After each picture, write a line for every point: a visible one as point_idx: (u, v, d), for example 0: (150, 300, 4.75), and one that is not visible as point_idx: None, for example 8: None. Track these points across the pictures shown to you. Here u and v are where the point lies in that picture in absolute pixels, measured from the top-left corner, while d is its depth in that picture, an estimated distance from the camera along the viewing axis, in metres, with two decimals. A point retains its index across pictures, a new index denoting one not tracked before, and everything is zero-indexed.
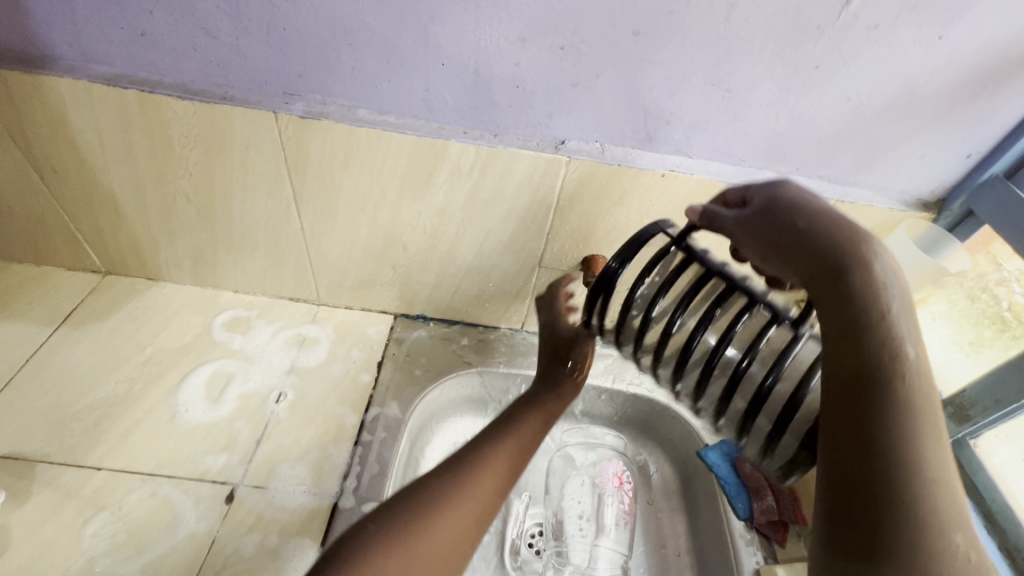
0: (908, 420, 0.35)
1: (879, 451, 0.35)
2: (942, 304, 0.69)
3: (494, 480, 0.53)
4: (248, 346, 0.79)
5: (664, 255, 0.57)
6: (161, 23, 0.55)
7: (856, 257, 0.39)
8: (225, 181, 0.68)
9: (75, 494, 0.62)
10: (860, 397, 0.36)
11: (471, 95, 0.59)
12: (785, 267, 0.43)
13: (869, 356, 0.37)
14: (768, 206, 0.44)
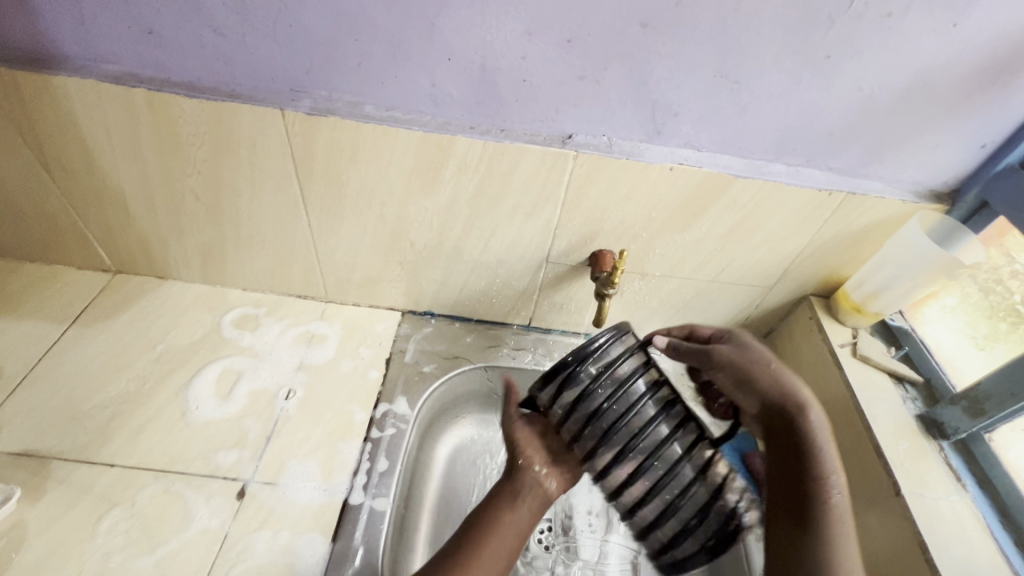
0: (833, 525, 0.50)
1: (814, 549, 0.49)
2: (950, 298, 0.71)
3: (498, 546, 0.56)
4: (257, 343, 0.79)
5: (611, 349, 0.55)
6: (167, 20, 0.55)
7: (799, 399, 0.55)
8: (233, 180, 0.69)
9: (89, 490, 0.62)
10: (798, 505, 0.51)
11: (477, 90, 0.59)
12: (749, 398, 0.57)
13: (802, 473, 0.52)
14: (742, 346, 0.58)
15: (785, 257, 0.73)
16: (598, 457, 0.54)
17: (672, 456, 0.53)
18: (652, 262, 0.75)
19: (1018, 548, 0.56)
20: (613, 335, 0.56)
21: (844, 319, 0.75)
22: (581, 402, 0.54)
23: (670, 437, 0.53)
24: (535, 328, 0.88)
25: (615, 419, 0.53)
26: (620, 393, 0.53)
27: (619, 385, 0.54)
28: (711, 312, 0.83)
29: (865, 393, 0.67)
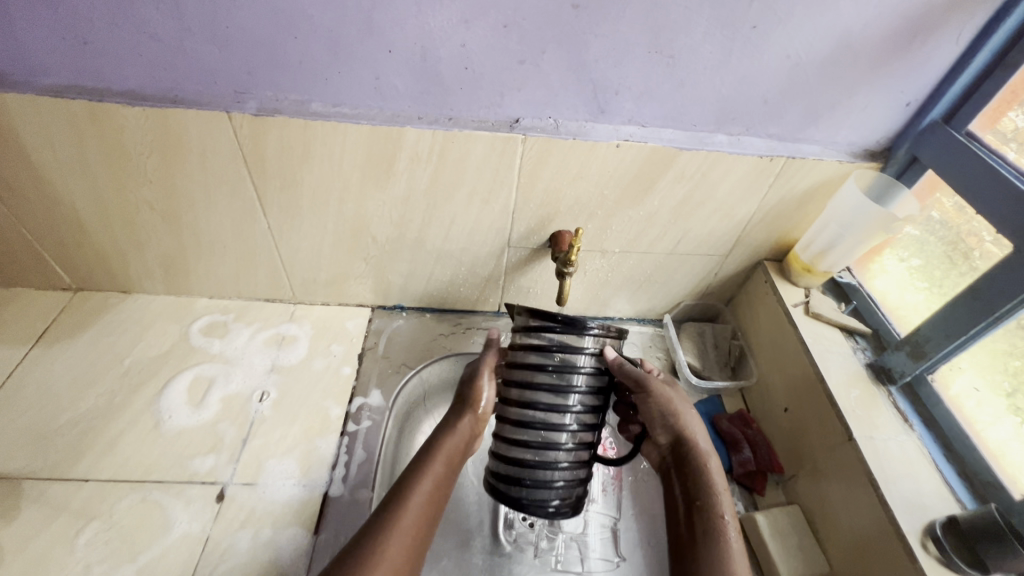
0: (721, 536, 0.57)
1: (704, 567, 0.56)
2: (918, 259, 0.70)
3: (432, 489, 0.60)
4: (228, 349, 0.79)
5: (595, 343, 0.60)
6: (102, 28, 0.54)
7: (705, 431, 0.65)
8: (187, 188, 0.69)
9: (64, 507, 0.62)
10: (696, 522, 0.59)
11: (421, 80, 0.59)
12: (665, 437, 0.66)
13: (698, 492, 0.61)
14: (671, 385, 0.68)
15: (736, 225, 0.76)
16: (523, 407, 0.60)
17: (563, 431, 0.60)
18: (610, 239, 0.77)
19: (962, 478, 0.59)
20: (599, 338, 0.60)
21: (797, 280, 0.78)
22: (531, 358, 0.60)
23: (569, 422, 0.60)
24: (506, 314, 0.91)
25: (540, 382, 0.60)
26: (572, 360, 0.59)
27: (571, 355, 0.59)
28: (672, 284, 0.85)
29: (818, 348, 0.70)
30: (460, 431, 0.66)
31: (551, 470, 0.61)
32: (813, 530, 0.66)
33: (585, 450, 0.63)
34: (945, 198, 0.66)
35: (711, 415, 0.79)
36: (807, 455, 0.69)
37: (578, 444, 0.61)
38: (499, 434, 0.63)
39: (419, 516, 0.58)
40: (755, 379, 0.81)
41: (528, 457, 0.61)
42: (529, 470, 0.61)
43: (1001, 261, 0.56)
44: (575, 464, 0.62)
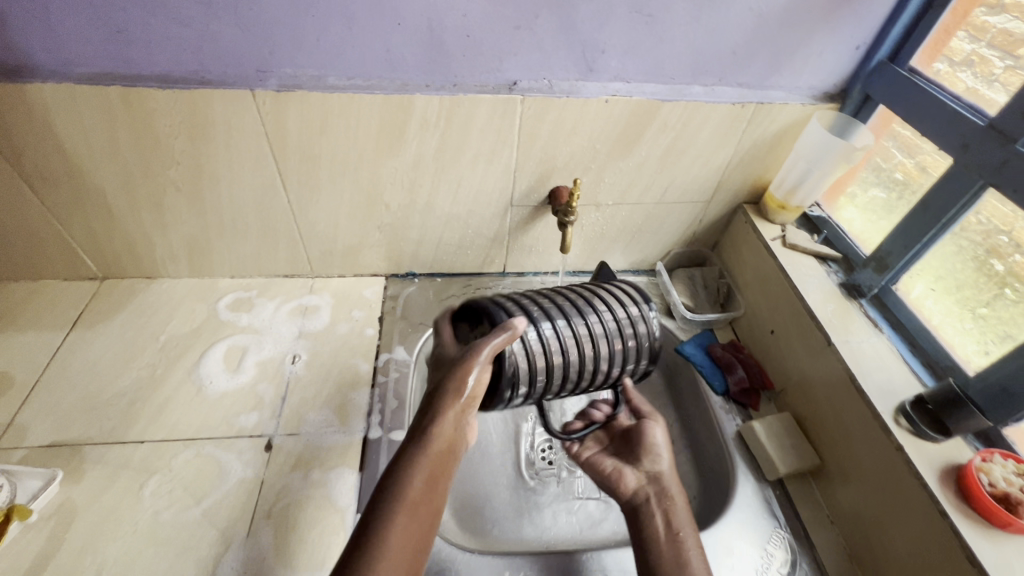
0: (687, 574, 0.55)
1: None
2: (884, 214, 0.78)
3: (428, 506, 0.49)
4: (256, 321, 0.85)
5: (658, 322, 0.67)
6: (134, 17, 0.59)
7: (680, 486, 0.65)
8: (211, 167, 0.74)
9: (125, 465, 0.67)
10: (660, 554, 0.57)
11: (428, 50, 0.66)
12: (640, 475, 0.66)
13: (669, 523, 0.60)
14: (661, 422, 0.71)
15: (715, 171, 0.84)
16: (564, 297, 0.67)
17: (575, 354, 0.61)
18: (604, 191, 0.84)
19: (927, 368, 0.68)
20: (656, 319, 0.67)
21: (774, 217, 0.87)
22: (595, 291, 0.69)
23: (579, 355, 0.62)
24: (510, 274, 0.98)
25: (590, 297, 0.67)
26: (621, 304, 0.66)
27: (628, 301, 0.67)
28: (661, 233, 0.93)
29: (796, 273, 0.79)
30: (452, 417, 0.54)
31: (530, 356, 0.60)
32: (805, 433, 0.75)
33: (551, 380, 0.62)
34: (906, 159, 0.73)
35: (706, 346, 0.87)
36: (794, 368, 0.77)
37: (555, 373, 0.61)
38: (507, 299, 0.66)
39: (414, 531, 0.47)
40: (742, 310, 0.90)
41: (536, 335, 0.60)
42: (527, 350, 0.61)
43: (944, 174, 0.65)
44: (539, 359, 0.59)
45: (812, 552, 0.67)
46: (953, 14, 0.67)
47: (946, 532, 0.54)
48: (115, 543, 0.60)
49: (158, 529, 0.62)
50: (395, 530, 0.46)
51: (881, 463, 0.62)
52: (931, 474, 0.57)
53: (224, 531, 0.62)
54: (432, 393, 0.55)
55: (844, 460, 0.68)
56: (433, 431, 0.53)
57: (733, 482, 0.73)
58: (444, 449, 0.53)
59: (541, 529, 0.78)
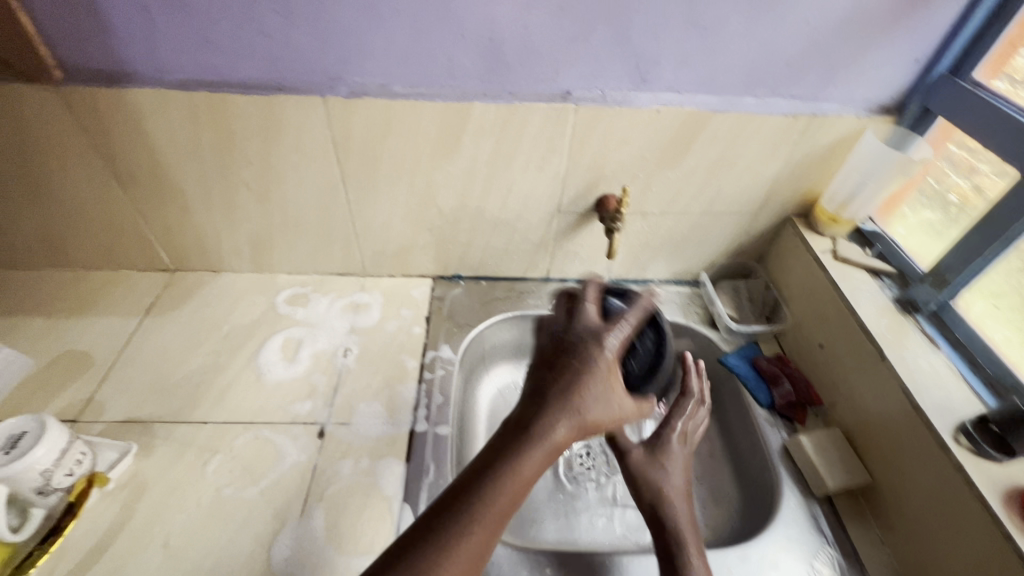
0: None
1: None
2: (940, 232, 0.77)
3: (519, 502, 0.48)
4: (311, 315, 0.89)
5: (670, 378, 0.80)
6: (224, 29, 0.65)
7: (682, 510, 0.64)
8: (280, 168, 0.79)
9: (190, 443, 0.71)
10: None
11: (488, 60, 0.69)
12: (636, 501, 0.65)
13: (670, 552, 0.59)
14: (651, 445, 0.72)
15: (765, 184, 0.84)
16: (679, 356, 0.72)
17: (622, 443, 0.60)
18: (651, 200, 0.85)
19: (989, 388, 0.66)
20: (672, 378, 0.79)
21: (823, 230, 0.86)
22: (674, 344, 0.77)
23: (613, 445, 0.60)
24: (553, 279, 0.99)
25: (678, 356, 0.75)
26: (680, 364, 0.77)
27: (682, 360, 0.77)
28: (706, 243, 0.93)
29: (848, 286, 0.78)
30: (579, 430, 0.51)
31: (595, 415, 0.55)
32: (855, 449, 0.73)
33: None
34: (963, 181, 0.74)
35: (751, 358, 0.86)
36: (843, 383, 0.76)
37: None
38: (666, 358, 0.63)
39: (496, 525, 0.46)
40: (789, 325, 0.88)
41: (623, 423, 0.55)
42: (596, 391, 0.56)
43: (1009, 188, 0.64)
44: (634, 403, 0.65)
45: (861, 570, 0.65)
46: (1020, 26, 0.66)
47: (1008, 556, 0.52)
48: (181, 515, 0.64)
49: (220, 504, 0.66)
50: (496, 511, 0.46)
51: (935, 481, 0.61)
52: (993, 496, 0.55)
53: (279, 510, 0.66)
54: (576, 395, 0.50)
55: (896, 477, 0.66)
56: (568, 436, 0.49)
57: (778, 495, 0.72)
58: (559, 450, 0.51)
59: (579, 532, 0.78)
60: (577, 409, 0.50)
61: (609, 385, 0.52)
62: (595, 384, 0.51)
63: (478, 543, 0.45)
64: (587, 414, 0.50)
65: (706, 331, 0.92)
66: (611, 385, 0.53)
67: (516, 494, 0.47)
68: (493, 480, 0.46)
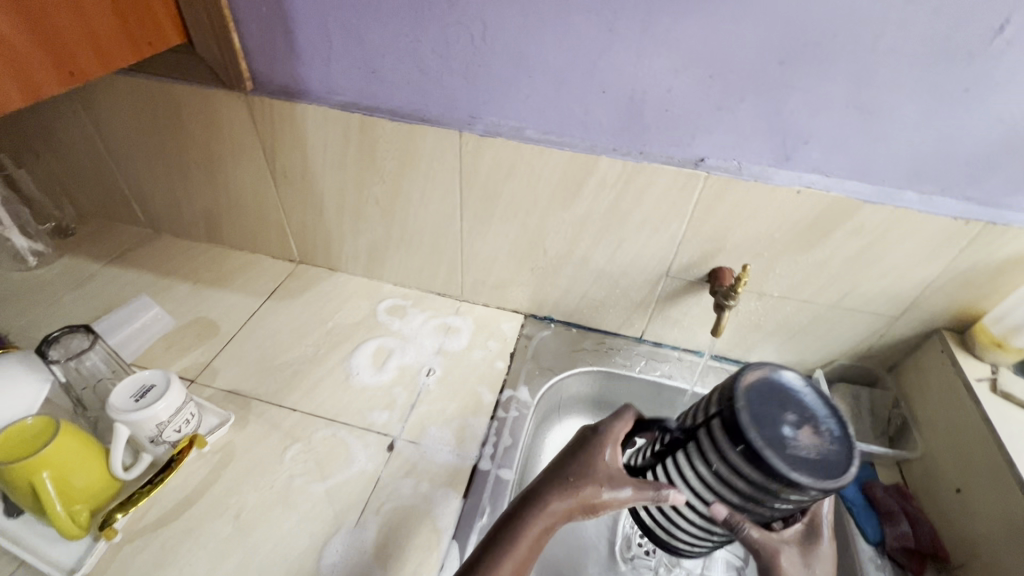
0: None
1: None
2: None
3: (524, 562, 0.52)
4: (405, 328, 0.93)
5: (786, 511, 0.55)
6: (388, 62, 0.72)
7: None
8: (408, 189, 0.84)
9: (277, 426, 0.77)
10: None
11: (624, 118, 0.69)
12: None
13: None
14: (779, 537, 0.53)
15: (912, 288, 0.74)
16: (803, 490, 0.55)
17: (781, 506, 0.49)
18: (771, 282, 0.79)
19: None
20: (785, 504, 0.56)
21: (983, 354, 0.73)
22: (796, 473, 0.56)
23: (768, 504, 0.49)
24: (647, 341, 0.95)
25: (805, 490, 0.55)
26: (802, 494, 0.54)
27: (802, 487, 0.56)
28: (828, 338, 0.84)
29: (1007, 430, 0.65)
30: (574, 501, 0.54)
31: (800, 459, 0.46)
32: None
33: (753, 467, 0.46)
34: None
35: (862, 481, 0.77)
36: (983, 543, 0.64)
37: (759, 480, 0.47)
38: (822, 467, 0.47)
39: None
40: (919, 454, 0.76)
41: (828, 483, 0.45)
42: (796, 439, 0.48)
43: None
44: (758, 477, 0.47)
45: None
46: None
47: None
48: (255, 492, 0.69)
49: (289, 492, 0.70)
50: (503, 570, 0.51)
51: None
52: None
53: (338, 513, 0.68)
54: (562, 472, 0.56)
55: None
56: (555, 505, 0.54)
57: None
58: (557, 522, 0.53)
59: None
60: (564, 482, 0.55)
61: (601, 471, 0.55)
62: (582, 463, 0.56)
63: None
64: (572, 491, 0.54)
65: None
66: (602, 468, 0.55)
67: (515, 551, 0.52)
68: (496, 540, 0.53)
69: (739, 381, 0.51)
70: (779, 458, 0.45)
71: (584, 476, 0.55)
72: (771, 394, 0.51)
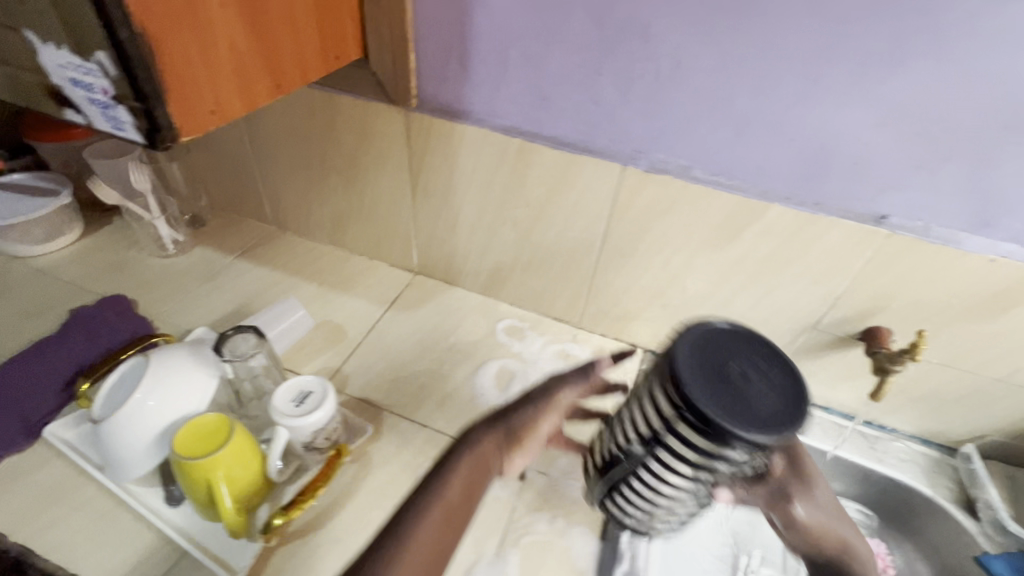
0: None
1: None
2: None
3: (467, 485, 0.54)
4: (525, 351, 0.93)
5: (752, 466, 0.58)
6: (561, 91, 0.72)
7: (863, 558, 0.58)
8: (551, 215, 0.84)
9: (410, 441, 0.77)
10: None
11: (806, 167, 0.67)
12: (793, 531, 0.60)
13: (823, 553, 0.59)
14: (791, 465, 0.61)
15: None
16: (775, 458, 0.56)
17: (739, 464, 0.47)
18: (933, 348, 0.75)
19: None
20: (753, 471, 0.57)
21: None
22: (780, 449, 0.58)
23: (724, 465, 0.47)
24: None
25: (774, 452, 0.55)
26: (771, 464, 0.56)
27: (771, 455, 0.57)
28: (983, 413, 0.79)
29: None
30: (496, 431, 0.58)
31: (759, 418, 0.43)
32: None
33: (701, 438, 0.44)
34: None
35: None
36: None
37: (710, 446, 0.45)
38: (783, 403, 0.45)
39: (443, 520, 0.51)
40: None
41: (779, 430, 0.43)
42: (756, 404, 0.44)
43: None
44: (730, 451, 0.44)
45: None
46: None
47: None
48: (396, 508, 0.70)
49: None
50: (450, 498, 0.53)
51: None
52: None
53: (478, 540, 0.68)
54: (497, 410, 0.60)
55: None
56: (489, 436, 0.58)
57: None
58: (485, 457, 0.56)
59: None
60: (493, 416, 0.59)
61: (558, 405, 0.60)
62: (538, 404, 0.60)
63: (432, 525, 0.51)
64: (505, 424, 0.58)
65: (958, 514, 0.78)
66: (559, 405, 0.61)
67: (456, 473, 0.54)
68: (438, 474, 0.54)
69: (677, 356, 0.46)
70: (736, 424, 0.42)
71: (530, 409, 0.60)
72: (709, 363, 0.46)
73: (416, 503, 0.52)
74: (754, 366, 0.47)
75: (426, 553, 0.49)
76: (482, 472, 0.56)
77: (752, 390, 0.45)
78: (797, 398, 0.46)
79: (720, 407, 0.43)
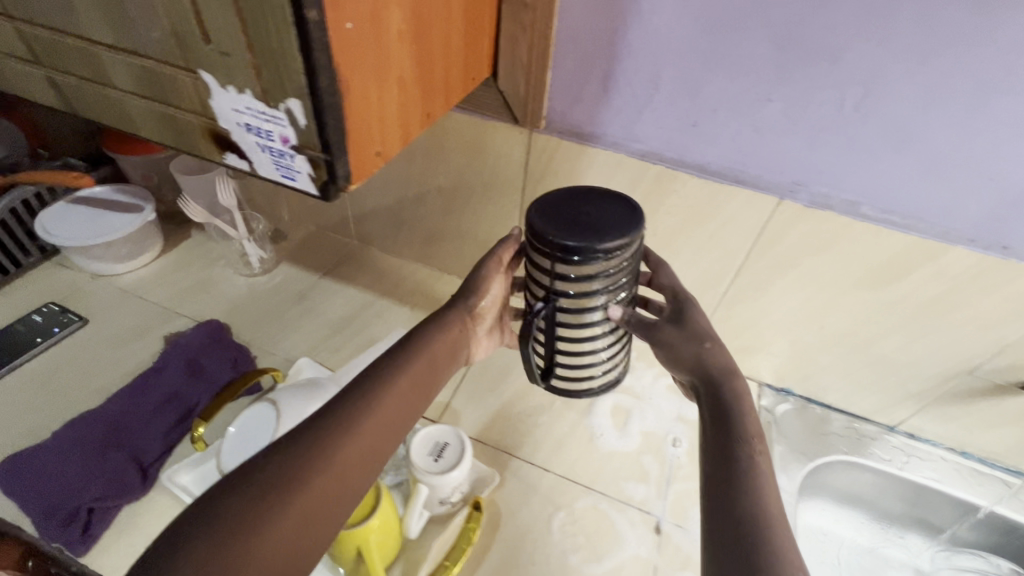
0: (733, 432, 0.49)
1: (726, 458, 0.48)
2: None
3: (412, 386, 0.54)
4: (637, 385, 0.87)
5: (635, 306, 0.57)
6: (717, 116, 0.65)
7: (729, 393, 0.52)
8: (681, 245, 0.78)
9: (535, 489, 0.73)
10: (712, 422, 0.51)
11: (1002, 209, 0.60)
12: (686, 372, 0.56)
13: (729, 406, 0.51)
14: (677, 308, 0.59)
15: None
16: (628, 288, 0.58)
17: (613, 283, 0.51)
18: None
19: None
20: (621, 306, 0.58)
21: None
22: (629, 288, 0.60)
23: (600, 288, 0.51)
24: (901, 432, 0.85)
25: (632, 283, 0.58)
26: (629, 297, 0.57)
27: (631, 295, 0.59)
28: None
29: None
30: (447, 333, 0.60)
31: (558, 228, 0.48)
32: None
33: (564, 261, 0.48)
34: None
35: None
36: None
37: (576, 269, 0.48)
38: (602, 218, 0.50)
39: (387, 420, 0.51)
40: None
41: (624, 232, 0.48)
42: (558, 225, 0.49)
43: None
44: (551, 264, 0.49)
45: None
46: None
47: None
48: (534, 567, 0.66)
49: (568, 571, 0.65)
50: (389, 400, 0.52)
51: None
52: None
53: None
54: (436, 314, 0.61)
55: None
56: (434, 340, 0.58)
57: None
58: (429, 363, 0.57)
59: None
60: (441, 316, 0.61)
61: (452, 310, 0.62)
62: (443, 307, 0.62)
63: (374, 424, 0.50)
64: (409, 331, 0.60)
65: None
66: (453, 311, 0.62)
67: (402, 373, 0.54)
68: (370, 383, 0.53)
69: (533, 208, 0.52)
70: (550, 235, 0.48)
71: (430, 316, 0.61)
72: (544, 210, 0.51)
73: (374, 376, 0.53)
74: (597, 203, 0.51)
75: (365, 446, 0.48)
76: (443, 360, 0.59)
77: (591, 217, 0.50)
78: (633, 213, 0.50)
79: (555, 228, 0.48)
